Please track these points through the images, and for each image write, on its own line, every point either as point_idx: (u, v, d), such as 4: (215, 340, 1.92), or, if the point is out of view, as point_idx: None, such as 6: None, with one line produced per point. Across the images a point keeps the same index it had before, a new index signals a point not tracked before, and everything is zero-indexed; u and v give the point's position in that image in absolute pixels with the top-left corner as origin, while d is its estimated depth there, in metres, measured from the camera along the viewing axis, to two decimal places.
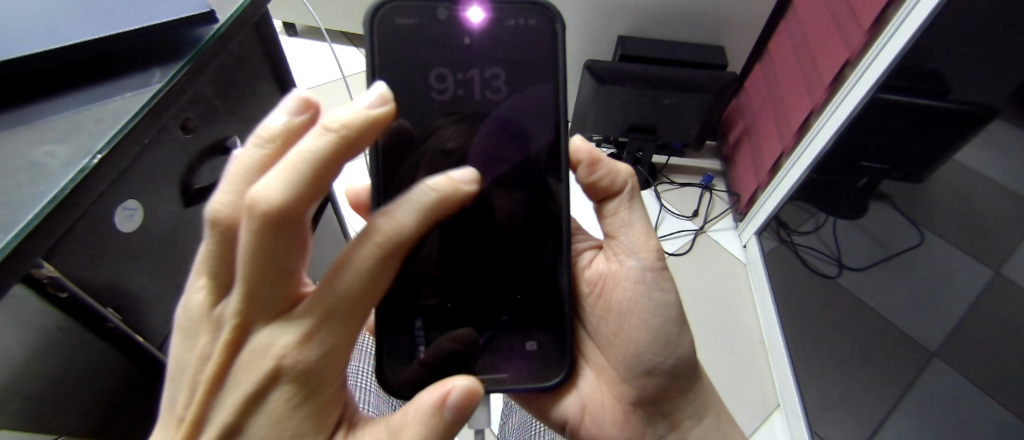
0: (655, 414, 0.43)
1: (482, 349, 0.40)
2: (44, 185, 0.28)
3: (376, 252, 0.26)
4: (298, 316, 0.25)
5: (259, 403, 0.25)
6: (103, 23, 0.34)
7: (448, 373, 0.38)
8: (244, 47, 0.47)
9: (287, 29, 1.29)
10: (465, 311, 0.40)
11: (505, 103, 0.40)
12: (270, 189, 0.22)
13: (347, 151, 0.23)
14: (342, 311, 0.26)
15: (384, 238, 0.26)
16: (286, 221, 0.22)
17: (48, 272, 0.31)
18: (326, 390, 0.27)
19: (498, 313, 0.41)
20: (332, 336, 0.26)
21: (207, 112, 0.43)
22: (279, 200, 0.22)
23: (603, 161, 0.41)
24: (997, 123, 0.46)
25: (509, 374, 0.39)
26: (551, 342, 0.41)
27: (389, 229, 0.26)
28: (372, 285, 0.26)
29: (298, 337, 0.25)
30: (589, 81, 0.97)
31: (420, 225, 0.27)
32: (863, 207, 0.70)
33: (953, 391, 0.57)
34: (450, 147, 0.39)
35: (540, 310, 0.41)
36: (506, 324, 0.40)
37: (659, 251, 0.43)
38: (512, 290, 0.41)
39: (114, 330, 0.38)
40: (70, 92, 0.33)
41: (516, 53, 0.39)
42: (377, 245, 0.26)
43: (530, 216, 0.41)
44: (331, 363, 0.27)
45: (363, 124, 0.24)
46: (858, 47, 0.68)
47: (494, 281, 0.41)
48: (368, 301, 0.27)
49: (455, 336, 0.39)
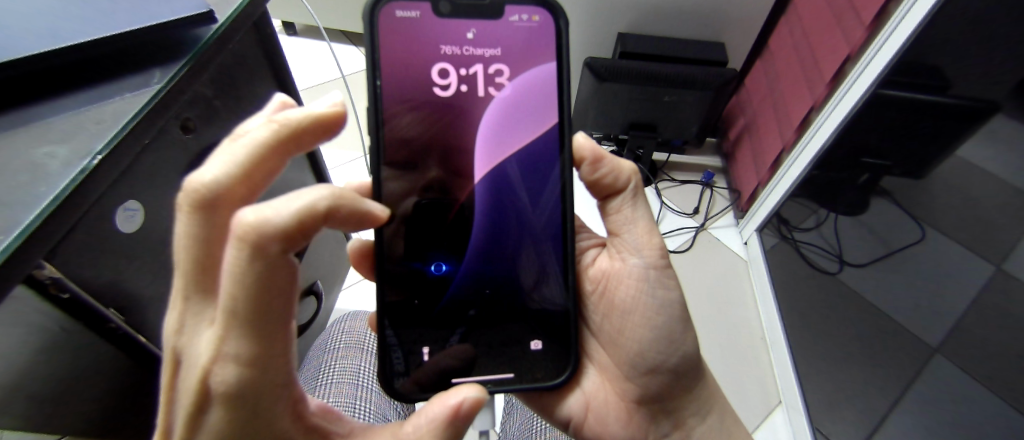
0: (659, 412, 0.43)
1: (456, 346, 0.39)
2: (44, 187, 0.28)
3: (242, 247, 0.23)
4: (208, 332, 0.25)
5: (197, 424, 0.26)
6: (104, 24, 0.34)
7: (428, 371, 0.38)
8: (244, 47, 0.47)
9: (286, 28, 1.29)
10: (435, 310, 0.40)
11: (508, 96, 0.40)
12: (209, 174, 0.24)
13: (290, 143, 0.26)
14: (240, 322, 0.25)
15: (247, 228, 0.23)
16: (216, 204, 0.24)
17: (49, 273, 0.30)
18: (260, 405, 0.26)
19: (465, 309, 0.41)
20: (244, 347, 0.25)
21: (207, 112, 0.43)
22: (216, 183, 0.24)
23: (606, 158, 0.41)
24: (999, 118, 0.46)
25: (490, 369, 0.39)
26: (524, 337, 0.40)
27: (254, 219, 0.23)
28: (266, 289, 0.24)
29: (208, 355, 0.25)
30: (588, 77, 0.96)
31: (299, 215, 0.24)
32: (864, 204, 0.71)
33: (955, 387, 0.57)
34: (429, 141, 0.39)
35: (509, 304, 0.41)
36: (474, 319, 0.41)
37: (662, 249, 0.43)
38: (481, 286, 0.41)
39: (117, 331, 0.38)
40: (69, 94, 0.33)
41: (519, 49, 0.39)
42: (240, 238, 0.23)
43: (490, 210, 0.41)
44: (252, 376, 0.26)
45: (308, 123, 0.26)
46: (859, 43, 0.68)
47: (467, 277, 0.41)
48: (269, 307, 0.25)
49: (427, 334, 0.39)
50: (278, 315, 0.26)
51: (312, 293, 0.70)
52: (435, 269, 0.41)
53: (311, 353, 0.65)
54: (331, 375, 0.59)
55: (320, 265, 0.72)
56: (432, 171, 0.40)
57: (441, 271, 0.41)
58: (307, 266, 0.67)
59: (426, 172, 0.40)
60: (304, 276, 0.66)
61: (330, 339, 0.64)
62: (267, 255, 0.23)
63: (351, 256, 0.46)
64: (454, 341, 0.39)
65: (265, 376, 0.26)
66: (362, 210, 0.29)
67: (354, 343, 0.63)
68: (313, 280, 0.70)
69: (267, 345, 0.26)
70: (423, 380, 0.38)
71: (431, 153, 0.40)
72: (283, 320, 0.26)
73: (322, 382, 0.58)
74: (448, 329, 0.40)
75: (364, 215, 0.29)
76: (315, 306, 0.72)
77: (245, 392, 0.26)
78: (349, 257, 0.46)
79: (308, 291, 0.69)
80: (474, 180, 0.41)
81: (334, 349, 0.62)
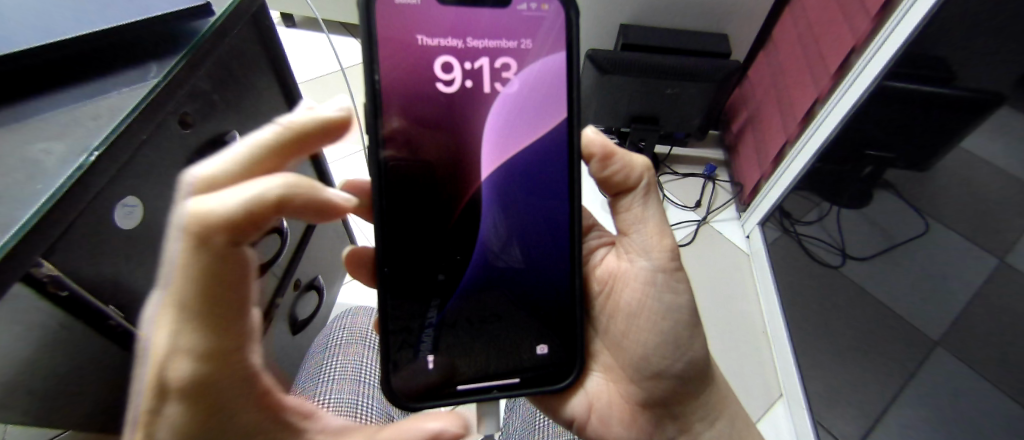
0: (665, 416, 0.43)
1: (436, 324, 0.40)
2: (41, 184, 0.28)
3: (187, 240, 0.24)
4: (160, 331, 0.26)
5: (152, 421, 0.26)
6: (99, 18, 0.34)
7: (415, 359, 0.38)
8: (242, 40, 0.46)
9: (286, 20, 1.27)
10: (406, 274, 0.39)
11: (515, 93, 0.39)
12: (209, 173, 0.26)
13: (297, 147, 0.29)
14: (193, 314, 0.26)
15: (190, 219, 0.24)
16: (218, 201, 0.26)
17: (47, 271, 0.30)
18: (208, 401, 0.27)
19: (435, 273, 0.40)
20: (199, 337, 0.26)
21: (205, 107, 0.42)
22: (218, 183, 0.26)
23: (617, 154, 0.40)
24: (1011, 112, 0.46)
25: (474, 351, 0.40)
26: (508, 313, 0.41)
27: (198, 209, 0.24)
28: (211, 279, 0.25)
29: (163, 350, 0.26)
30: (591, 69, 0.95)
31: (248, 204, 0.25)
32: (869, 195, 0.71)
33: (955, 380, 0.58)
34: (398, 120, 0.37)
35: (479, 269, 0.41)
36: (442, 284, 0.40)
37: (672, 251, 0.42)
38: (452, 251, 0.40)
39: (116, 328, 0.37)
40: (65, 89, 0.33)
41: (527, 40, 0.38)
42: (184, 230, 0.24)
43: (468, 165, 0.40)
44: (210, 368, 0.27)
45: (319, 126, 0.29)
46: (864, 34, 0.66)
47: (441, 242, 0.40)
48: (224, 299, 0.26)
49: (409, 313, 0.39)
50: (233, 306, 0.27)
51: (312, 288, 0.70)
52: None
53: (312, 348, 0.65)
54: (332, 371, 0.58)
55: (319, 260, 0.72)
56: (395, 121, 0.37)
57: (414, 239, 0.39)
58: (307, 262, 0.67)
59: (388, 122, 0.37)
60: (304, 271, 0.67)
61: (331, 334, 0.63)
62: (212, 247, 0.24)
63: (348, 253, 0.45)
64: (432, 318, 0.40)
65: (223, 369, 0.27)
66: (321, 197, 0.28)
67: (356, 339, 0.62)
68: (314, 275, 0.71)
69: (223, 336, 0.27)
70: (408, 386, 0.38)
71: (398, 94, 0.36)
72: (238, 312, 0.27)
73: (323, 378, 0.57)
74: (424, 303, 0.40)
75: (322, 204, 0.28)
76: (315, 300, 0.72)
77: (205, 383, 0.26)
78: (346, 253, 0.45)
79: (309, 286, 0.69)
80: (481, 176, 0.40)
81: (335, 346, 0.61)
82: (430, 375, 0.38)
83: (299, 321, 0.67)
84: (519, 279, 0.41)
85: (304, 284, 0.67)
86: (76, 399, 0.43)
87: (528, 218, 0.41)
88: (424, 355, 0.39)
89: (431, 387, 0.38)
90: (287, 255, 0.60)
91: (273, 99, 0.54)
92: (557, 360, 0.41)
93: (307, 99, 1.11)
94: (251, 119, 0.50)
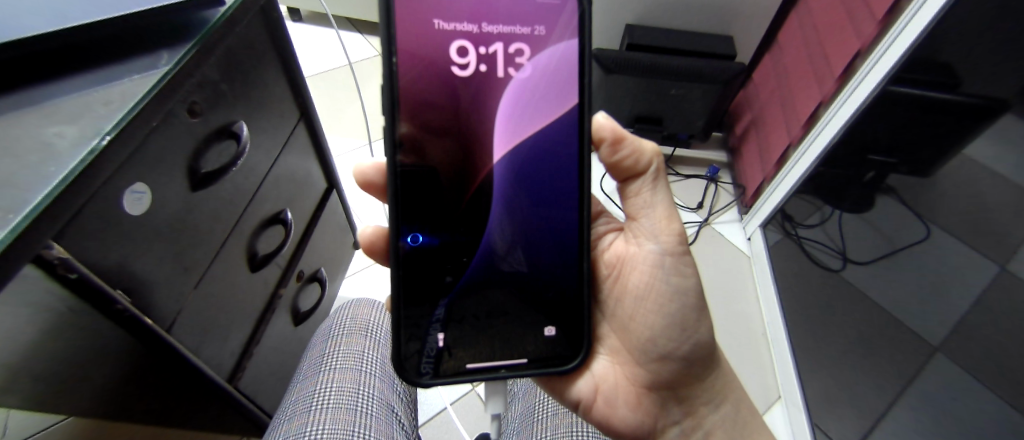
0: (670, 398, 0.43)
1: (442, 319, 0.40)
2: (53, 167, 0.28)
3: None
4: None
5: None
6: (112, 5, 0.34)
7: (423, 349, 0.39)
8: (249, 31, 0.46)
9: (292, 14, 1.27)
10: (415, 268, 0.39)
11: (528, 78, 0.39)
12: None
13: None
14: None
15: None
16: None
17: (57, 253, 0.30)
18: None
19: (442, 274, 0.40)
20: None
21: (214, 96, 0.42)
22: None
23: (627, 139, 0.40)
24: (1014, 119, 0.46)
25: (480, 344, 0.40)
26: (514, 309, 0.41)
27: None
28: None
29: None
30: (597, 68, 0.95)
31: None
32: (870, 201, 0.73)
33: (954, 385, 0.58)
34: (413, 104, 0.37)
35: (486, 270, 0.41)
36: (449, 285, 0.40)
37: (680, 236, 0.42)
38: (458, 254, 0.41)
39: (124, 312, 0.36)
40: (77, 74, 0.33)
41: (541, 27, 0.38)
42: None
43: (479, 157, 0.40)
44: None
45: None
46: (870, 39, 0.66)
47: (451, 241, 0.40)
48: None
49: (417, 304, 0.39)
50: None
51: (314, 280, 0.71)
52: (412, 240, 0.39)
53: (315, 338, 0.65)
54: (332, 361, 0.58)
55: (323, 252, 0.72)
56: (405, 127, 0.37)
57: (417, 243, 0.39)
58: (311, 253, 0.67)
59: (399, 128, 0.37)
60: (309, 262, 0.68)
61: (333, 325, 0.63)
62: None
63: (365, 238, 0.47)
64: (438, 313, 0.40)
65: None
66: None
67: (357, 330, 0.62)
68: (317, 267, 0.71)
69: None
70: (414, 374, 0.39)
71: (416, 79, 0.37)
72: None
73: (325, 366, 0.57)
74: (432, 299, 0.40)
75: None
76: (317, 293, 0.72)
77: None
78: (363, 240, 0.47)
79: (313, 277, 0.70)
80: (492, 165, 0.40)
81: (337, 336, 0.61)
82: (436, 365, 0.39)
83: (302, 312, 0.68)
84: (526, 275, 0.41)
85: (308, 275, 0.68)
86: (79, 384, 0.43)
87: (537, 217, 0.41)
88: (432, 347, 0.39)
89: (438, 373, 0.39)
90: (292, 242, 0.62)
91: (280, 90, 0.54)
92: (563, 353, 0.41)
93: (314, 93, 1.12)
94: (258, 109, 0.50)
